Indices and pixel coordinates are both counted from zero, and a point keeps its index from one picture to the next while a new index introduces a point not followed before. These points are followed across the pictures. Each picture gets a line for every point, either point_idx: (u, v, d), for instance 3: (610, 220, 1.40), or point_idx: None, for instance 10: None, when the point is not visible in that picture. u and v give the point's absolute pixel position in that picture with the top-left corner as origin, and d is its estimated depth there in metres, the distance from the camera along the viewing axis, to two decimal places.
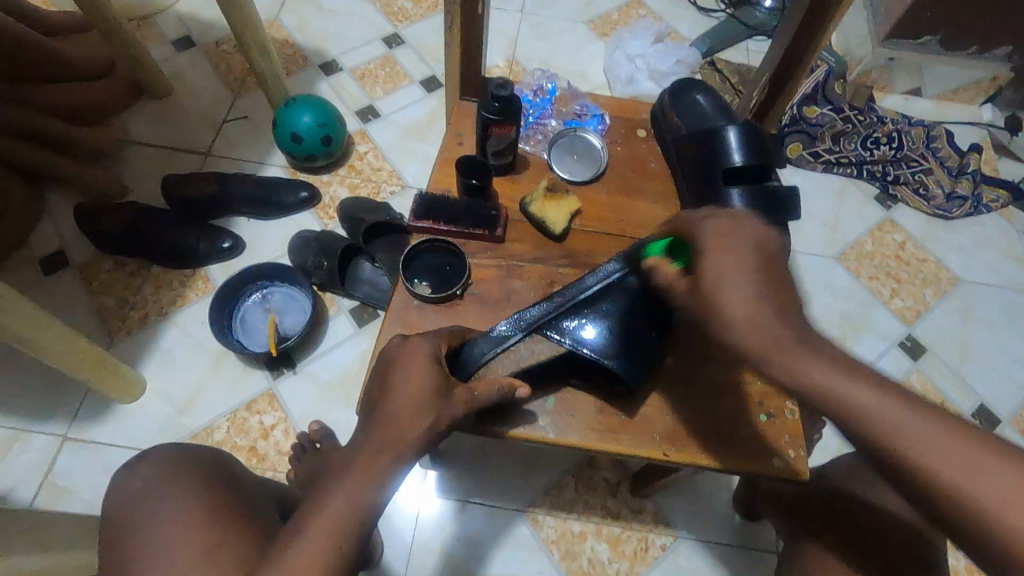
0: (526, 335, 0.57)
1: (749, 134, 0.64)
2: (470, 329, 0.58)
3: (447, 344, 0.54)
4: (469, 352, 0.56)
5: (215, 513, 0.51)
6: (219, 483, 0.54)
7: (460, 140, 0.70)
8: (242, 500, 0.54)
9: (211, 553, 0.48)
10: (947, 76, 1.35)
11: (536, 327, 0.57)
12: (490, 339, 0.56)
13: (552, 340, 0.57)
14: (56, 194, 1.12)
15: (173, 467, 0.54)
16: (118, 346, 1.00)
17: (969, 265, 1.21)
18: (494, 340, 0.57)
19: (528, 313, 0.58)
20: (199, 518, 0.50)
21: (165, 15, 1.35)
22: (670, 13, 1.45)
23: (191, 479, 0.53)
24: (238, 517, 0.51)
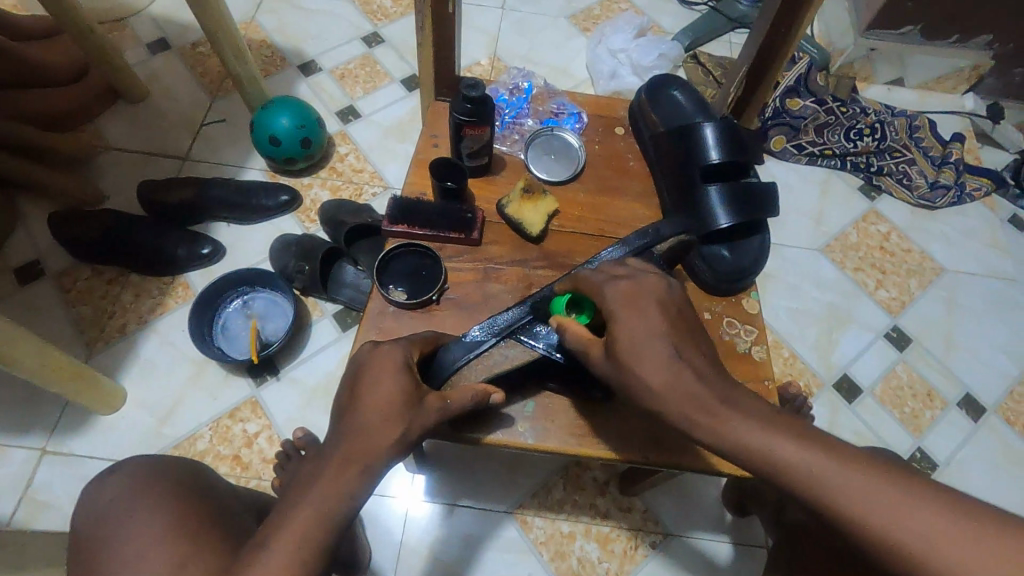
0: (500, 340, 0.56)
1: (726, 128, 0.63)
2: (446, 333, 0.57)
3: (420, 352, 0.53)
4: (442, 359, 0.54)
5: (185, 523, 0.50)
6: (191, 492, 0.53)
7: (435, 141, 0.69)
8: (215, 510, 0.53)
9: (180, 564, 0.47)
10: (929, 66, 1.35)
11: (511, 331, 0.56)
12: (464, 345, 0.55)
13: (525, 345, 0.56)
14: (30, 202, 1.09)
15: (144, 477, 0.53)
16: (97, 356, 0.99)
17: (953, 255, 1.21)
18: (469, 345, 0.55)
19: (502, 317, 0.57)
20: (168, 529, 0.49)
21: (140, 17, 1.33)
22: (652, 7, 1.45)
23: (162, 490, 0.52)
24: (209, 526, 0.50)
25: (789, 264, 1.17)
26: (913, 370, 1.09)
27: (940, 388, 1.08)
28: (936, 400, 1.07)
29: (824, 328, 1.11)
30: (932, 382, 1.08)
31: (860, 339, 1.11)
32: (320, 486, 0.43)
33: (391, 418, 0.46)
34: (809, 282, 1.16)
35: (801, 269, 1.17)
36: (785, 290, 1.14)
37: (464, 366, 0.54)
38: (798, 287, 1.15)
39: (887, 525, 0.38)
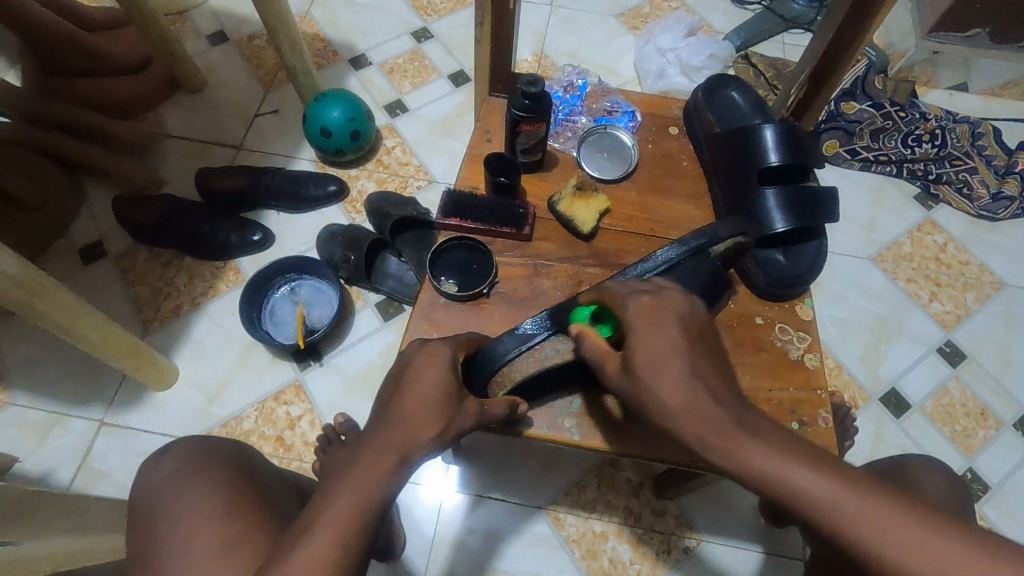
0: (552, 333, 0.55)
1: (786, 130, 0.62)
2: (488, 335, 0.58)
3: (464, 351, 0.54)
4: (489, 353, 0.55)
5: (238, 504, 0.52)
6: (240, 475, 0.55)
7: (489, 137, 0.70)
8: (264, 492, 0.55)
9: (234, 543, 0.49)
10: (996, 71, 1.29)
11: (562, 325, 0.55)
12: (511, 340, 0.55)
13: None
14: (94, 185, 1.15)
15: (195, 458, 0.55)
16: (152, 334, 1.03)
17: (1014, 269, 1.16)
18: (516, 339, 0.55)
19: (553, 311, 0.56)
20: (223, 508, 0.51)
21: (200, 10, 1.38)
22: (703, 6, 1.42)
23: (211, 471, 0.54)
24: (260, 508, 0.53)
25: (838, 272, 1.14)
26: (966, 388, 1.05)
27: (995, 407, 1.04)
28: (989, 420, 1.03)
29: (872, 340, 1.08)
30: (987, 401, 1.04)
31: (911, 353, 1.07)
32: (361, 469, 0.42)
33: (439, 406, 0.47)
34: (858, 292, 1.12)
35: (850, 278, 1.13)
36: (832, 298, 1.11)
37: (510, 360, 0.54)
38: (846, 297, 1.12)
39: (948, 557, 0.36)
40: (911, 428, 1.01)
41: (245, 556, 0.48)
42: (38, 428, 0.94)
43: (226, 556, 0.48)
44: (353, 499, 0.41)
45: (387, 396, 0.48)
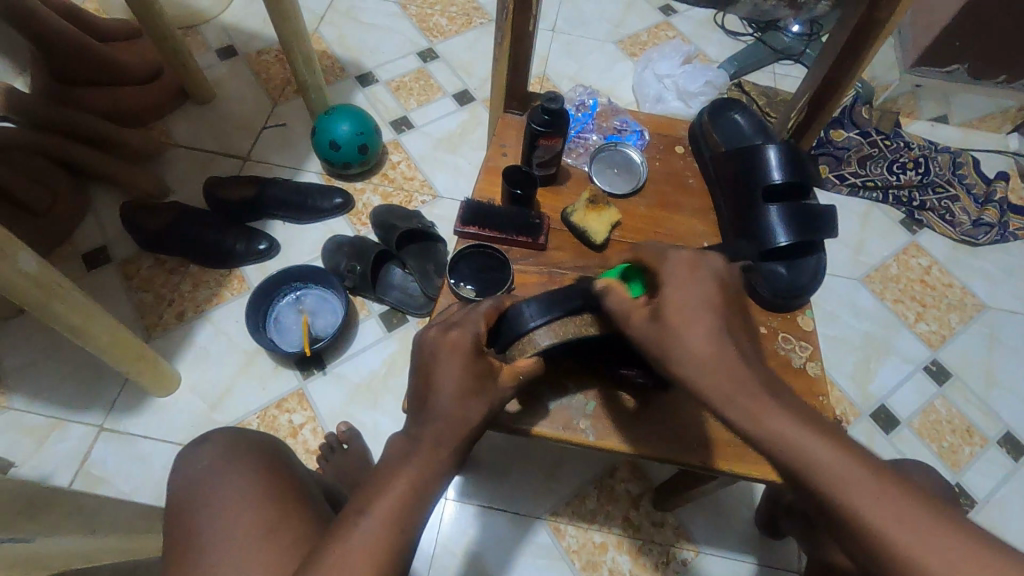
0: (575, 313, 0.55)
1: (788, 150, 0.66)
2: (505, 300, 0.57)
3: (487, 322, 0.54)
4: (515, 317, 0.55)
5: (272, 496, 0.53)
6: (277, 466, 0.57)
7: (504, 151, 0.73)
8: (295, 486, 0.56)
9: (269, 534, 0.50)
10: (974, 105, 1.36)
11: (586, 307, 0.54)
12: (540, 308, 0.56)
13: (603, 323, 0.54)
14: (102, 192, 1.15)
15: (234, 447, 0.56)
16: (155, 340, 1.03)
17: (994, 291, 1.21)
18: (545, 307, 0.56)
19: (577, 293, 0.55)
20: (257, 499, 0.52)
21: (210, 25, 1.41)
22: (699, 36, 1.48)
23: (251, 460, 0.56)
24: (292, 500, 0.54)
25: (828, 291, 1.18)
26: (952, 405, 1.08)
27: (979, 424, 1.07)
28: (975, 436, 1.06)
29: (862, 358, 1.11)
30: (972, 418, 1.08)
31: (899, 371, 1.11)
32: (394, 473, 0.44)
33: (467, 401, 0.48)
34: (847, 310, 1.16)
35: (840, 297, 1.17)
36: (824, 317, 1.15)
37: (537, 327, 0.54)
38: (837, 316, 1.15)
39: None
40: (901, 443, 1.04)
41: (287, 542, 0.50)
42: (38, 432, 0.93)
43: (268, 541, 0.49)
44: (402, 492, 0.44)
45: (418, 390, 0.50)
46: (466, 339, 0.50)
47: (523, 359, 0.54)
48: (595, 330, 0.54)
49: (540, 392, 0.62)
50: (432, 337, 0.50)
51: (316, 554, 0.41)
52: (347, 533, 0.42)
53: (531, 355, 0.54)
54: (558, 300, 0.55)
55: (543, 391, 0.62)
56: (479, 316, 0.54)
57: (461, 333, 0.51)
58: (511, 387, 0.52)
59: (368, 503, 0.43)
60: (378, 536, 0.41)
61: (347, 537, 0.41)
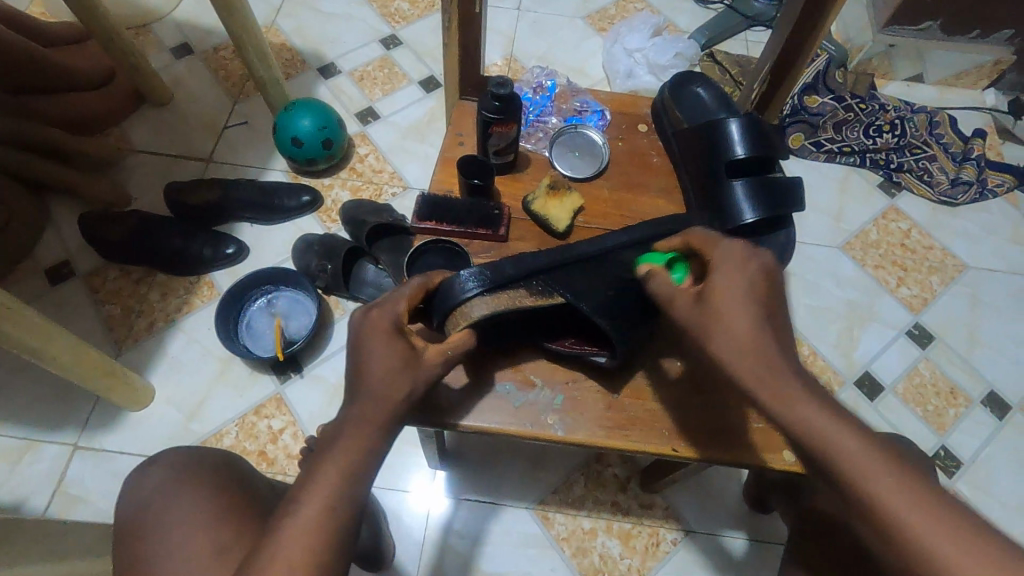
0: (503, 288, 0.55)
1: (750, 123, 0.63)
2: (437, 274, 0.55)
3: (414, 298, 0.52)
4: (450, 288, 0.54)
5: (225, 513, 0.52)
6: (232, 479, 0.56)
7: (461, 140, 0.71)
8: (254, 497, 0.55)
9: (219, 554, 0.49)
10: (949, 62, 1.34)
11: (513, 282, 0.55)
12: (476, 280, 0.54)
13: (536, 294, 0.55)
14: (61, 204, 1.12)
15: (185, 466, 0.56)
16: (126, 353, 1.01)
17: (975, 251, 1.20)
18: (483, 278, 0.54)
19: (504, 270, 0.55)
20: (209, 519, 0.51)
21: (163, 23, 1.35)
22: (668, 6, 1.45)
23: (202, 477, 0.55)
24: (248, 515, 0.53)
25: (809, 261, 1.17)
26: (936, 368, 1.08)
27: (964, 385, 1.07)
28: (959, 398, 1.06)
29: (845, 326, 1.11)
30: (956, 379, 1.08)
31: (882, 337, 1.10)
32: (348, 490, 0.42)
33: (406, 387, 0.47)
34: (828, 279, 1.15)
35: (821, 266, 1.16)
36: (805, 287, 1.14)
37: (472, 299, 0.53)
38: (817, 285, 1.14)
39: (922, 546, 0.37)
40: (886, 410, 1.04)
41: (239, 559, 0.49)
42: (12, 456, 0.91)
43: (217, 564, 0.48)
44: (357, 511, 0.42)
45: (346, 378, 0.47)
46: (391, 318, 0.49)
47: (455, 334, 0.53)
48: (530, 303, 0.55)
49: (506, 385, 0.61)
50: (360, 319, 0.49)
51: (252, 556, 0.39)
52: (297, 540, 0.40)
53: (464, 329, 0.53)
54: (496, 271, 0.55)
55: (484, 364, 0.61)
56: (406, 290, 0.52)
57: (384, 312, 0.49)
58: (445, 367, 0.51)
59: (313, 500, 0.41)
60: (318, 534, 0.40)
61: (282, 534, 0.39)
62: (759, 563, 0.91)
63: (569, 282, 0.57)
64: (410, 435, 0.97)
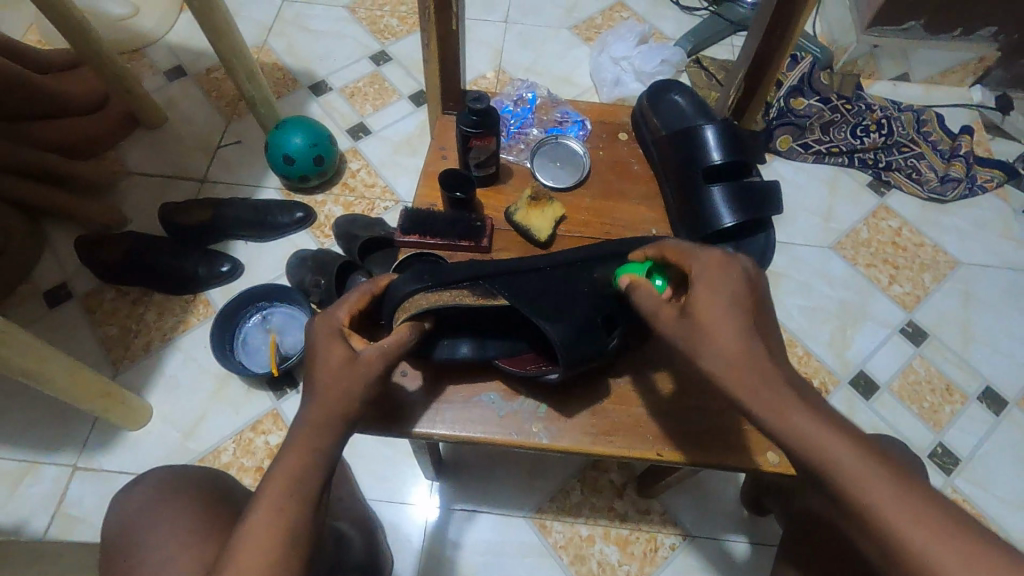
0: (445, 286, 0.55)
1: (725, 129, 0.66)
2: (381, 280, 0.57)
3: (356, 306, 0.54)
4: (392, 289, 0.55)
5: (207, 528, 0.54)
6: (213, 496, 0.58)
7: (444, 154, 0.72)
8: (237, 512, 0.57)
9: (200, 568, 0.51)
10: (933, 60, 1.35)
11: (454, 280, 0.55)
12: (413, 278, 0.55)
13: (479, 292, 0.55)
14: (58, 228, 1.13)
15: (169, 485, 0.58)
16: (123, 373, 1.02)
17: (966, 247, 1.20)
18: (425, 276, 0.55)
19: (446, 270, 0.55)
20: (192, 534, 0.53)
21: (156, 46, 1.38)
22: (653, 14, 1.46)
23: (185, 494, 0.57)
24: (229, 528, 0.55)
25: (800, 261, 1.17)
26: (930, 365, 1.08)
27: (959, 381, 1.07)
28: (955, 394, 1.06)
29: (838, 326, 1.11)
30: (951, 375, 1.08)
31: (875, 336, 1.10)
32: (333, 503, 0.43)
33: (351, 388, 0.47)
34: (820, 279, 1.16)
35: (812, 267, 1.17)
36: (796, 287, 1.14)
37: (412, 293, 0.54)
38: (809, 285, 1.15)
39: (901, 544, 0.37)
40: (882, 408, 1.04)
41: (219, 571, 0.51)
42: (12, 479, 0.92)
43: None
44: None
45: (317, 390, 0.47)
46: (334, 323, 0.51)
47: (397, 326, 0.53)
48: (471, 298, 0.55)
49: (489, 395, 0.62)
50: (317, 326, 0.52)
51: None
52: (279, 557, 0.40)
53: (405, 322, 0.54)
54: (436, 271, 0.55)
55: (445, 374, 0.62)
56: (347, 300, 0.54)
57: (328, 320, 0.52)
58: (389, 363, 0.50)
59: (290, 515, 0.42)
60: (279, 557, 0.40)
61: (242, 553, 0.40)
62: (760, 566, 0.90)
63: (518, 284, 0.55)
64: (405, 447, 0.98)
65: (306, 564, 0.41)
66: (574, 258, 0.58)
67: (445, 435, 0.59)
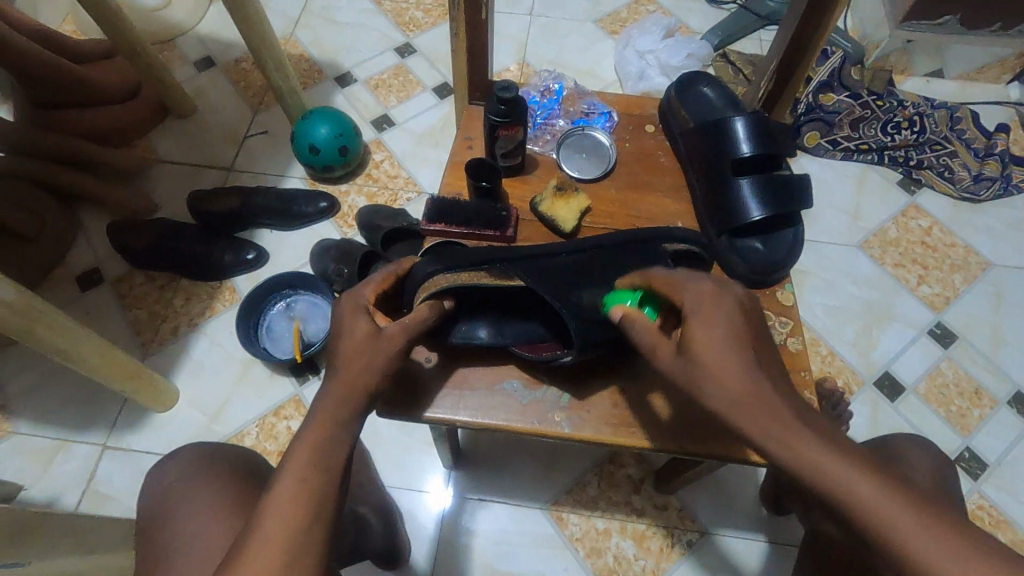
0: (463, 269, 0.56)
1: (756, 121, 0.65)
2: (407, 264, 0.58)
3: (381, 287, 0.56)
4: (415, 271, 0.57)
5: (234, 506, 0.56)
6: (240, 474, 0.60)
7: (469, 144, 0.72)
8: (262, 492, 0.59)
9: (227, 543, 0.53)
10: (969, 56, 1.32)
11: (471, 263, 0.56)
12: (436, 261, 0.56)
13: (494, 274, 0.56)
14: (90, 214, 1.16)
15: (199, 463, 0.60)
16: (152, 356, 1.05)
17: (999, 248, 1.17)
18: (444, 260, 0.56)
19: (465, 254, 0.57)
20: (220, 511, 0.55)
21: (186, 37, 1.40)
22: (680, 8, 1.45)
23: (214, 472, 0.59)
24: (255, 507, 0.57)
25: (825, 259, 1.15)
26: (959, 367, 1.06)
27: (988, 385, 1.05)
28: (983, 398, 1.03)
29: (863, 326, 1.09)
30: (980, 379, 1.05)
31: (902, 336, 1.08)
32: None
33: (372, 361, 0.48)
34: (846, 277, 1.14)
35: (838, 265, 1.15)
36: (821, 286, 1.13)
37: (432, 274, 0.55)
38: (834, 284, 1.13)
39: None
40: (907, 410, 1.02)
41: None
42: (45, 456, 0.95)
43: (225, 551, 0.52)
44: None
45: (342, 371, 0.48)
46: (358, 302, 0.53)
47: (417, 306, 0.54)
48: (488, 280, 0.55)
49: (512, 383, 0.62)
50: (343, 303, 0.53)
51: (226, 552, 0.39)
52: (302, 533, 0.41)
53: (425, 301, 0.55)
54: (456, 255, 0.57)
55: (459, 358, 0.63)
56: (373, 280, 0.56)
57: (353, 298, 0.53)
58: (409, 339, 0.51)
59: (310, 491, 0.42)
60: (301, 530, 0.40)
61: (260, 522, 0.40)
62: (780, 566, 0.90)
63: (534, 269, 0.56)
64: (423, 436, 0.99)
65: (329, 541, 0.41)
66: (589, 247, 0.58)
67: (467, 422, 0.60)
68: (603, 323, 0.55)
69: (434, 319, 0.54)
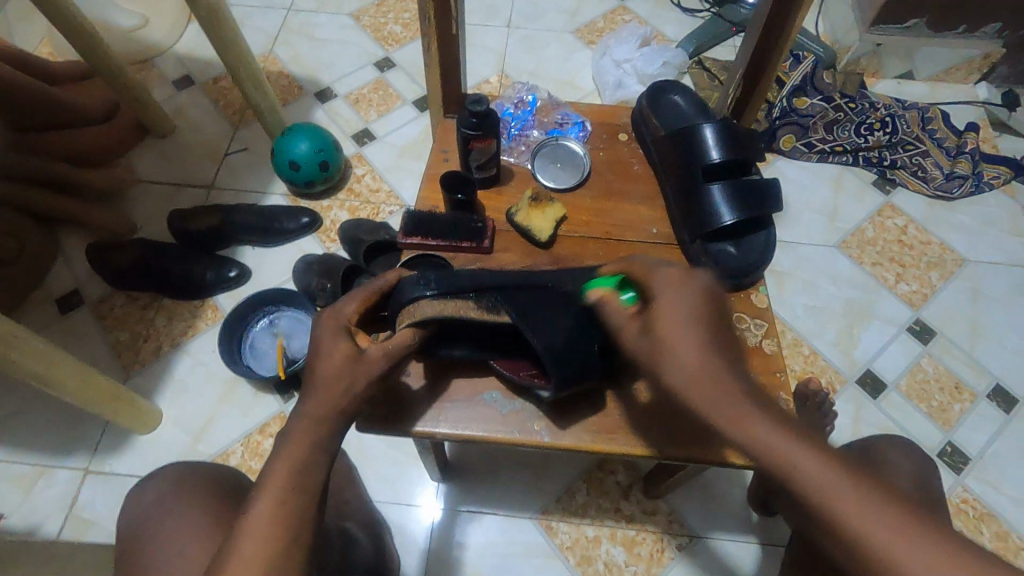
0: (445, 297, 0.54)
1: (725, 128, 0.66)
2: (402, 277, 0.58)
3: (365, 304, 0.55)
4: (404, 289, 0.56)
5: (214, 525, 0.55)
6: (221, 492, 0.60)
7: (445, 156, 0.73)
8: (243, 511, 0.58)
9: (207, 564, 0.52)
10: (937, 58, 1.35)
11: (457, 291, 0.55)
12: (427, 284, 0.55)
13: (476, 307, 0.54)
14: (70, 235, 1.15)
15: (179, 482, 0.60)
16: (134, 377, 1.04)
17: (974, 244, 1.19)
18: (434, 283, 0.55)
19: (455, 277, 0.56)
20: (200, 531, 0.55)
21: (165, 57, 1.40)
22: (655, 17, 1.47)
23: (194, 491, 0.59)
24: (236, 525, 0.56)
25: (804, 260, 1.17)
26: (939, 363, 1.07)
27: (968, 379, 1.06)
28: (964, 393, 1.05)
29: (844, 325, 1.10)
30: (960, 374, 1.07)
31: (882, 334, 1.10)
32: None
33: (351, 377, 0.48)
34: (825, 277, 1.15)
35: (816, 265, 1.16)
36: (801, 287, 1.14)
37: (421, 298, 0.54)
38: (815, 284, 1.14)
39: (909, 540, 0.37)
40: (889, 407, 1.03)
41: None
42: (25, 482, 0.94)
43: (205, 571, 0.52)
44: None
45: (318, 387, 0.48)
46: (341, 322, 0.53)
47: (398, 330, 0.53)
48: (474, 314, 0.54)
49: (493, 393, 0.62)
50: (326, 319, 0.53)
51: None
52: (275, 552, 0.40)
53: (407, 327, 0.54)
54: (451, 278, 0.55)
55: (447, 370, 0.63)
56: (359, 295, 0.56)
57: (337, 317, 0.53)
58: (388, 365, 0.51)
59: (281, 506, 0.42)
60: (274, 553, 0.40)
61: (239, 544, 0.40)
62: (769, 568, 0.90)
63: (520, 299, 0.56)
64: (411, 450, 0.99)
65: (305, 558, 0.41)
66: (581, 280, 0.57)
67: (449, 433, 0.60)
68: (577, 358, 0.56)
69: (413, 346, 0.53)
